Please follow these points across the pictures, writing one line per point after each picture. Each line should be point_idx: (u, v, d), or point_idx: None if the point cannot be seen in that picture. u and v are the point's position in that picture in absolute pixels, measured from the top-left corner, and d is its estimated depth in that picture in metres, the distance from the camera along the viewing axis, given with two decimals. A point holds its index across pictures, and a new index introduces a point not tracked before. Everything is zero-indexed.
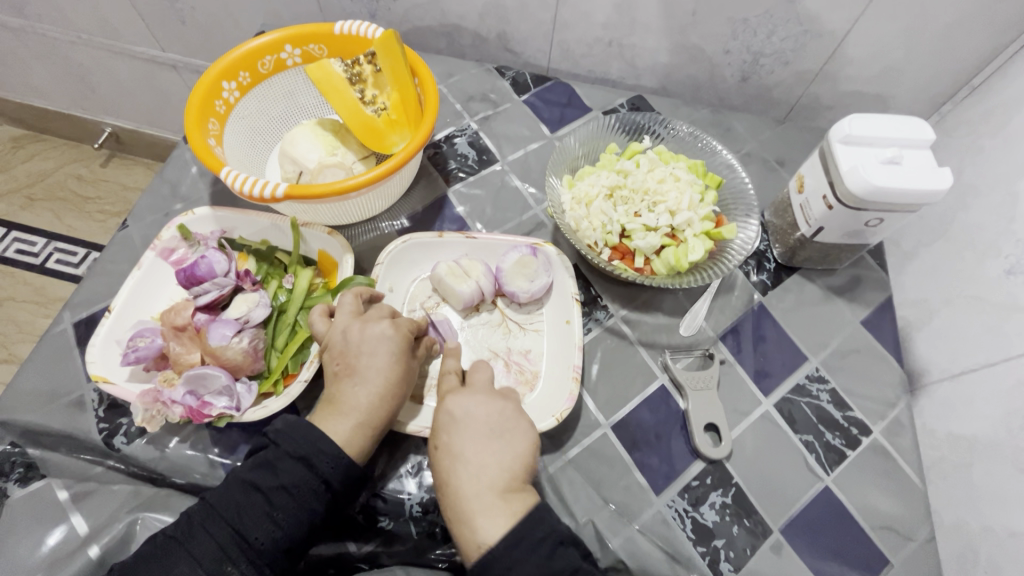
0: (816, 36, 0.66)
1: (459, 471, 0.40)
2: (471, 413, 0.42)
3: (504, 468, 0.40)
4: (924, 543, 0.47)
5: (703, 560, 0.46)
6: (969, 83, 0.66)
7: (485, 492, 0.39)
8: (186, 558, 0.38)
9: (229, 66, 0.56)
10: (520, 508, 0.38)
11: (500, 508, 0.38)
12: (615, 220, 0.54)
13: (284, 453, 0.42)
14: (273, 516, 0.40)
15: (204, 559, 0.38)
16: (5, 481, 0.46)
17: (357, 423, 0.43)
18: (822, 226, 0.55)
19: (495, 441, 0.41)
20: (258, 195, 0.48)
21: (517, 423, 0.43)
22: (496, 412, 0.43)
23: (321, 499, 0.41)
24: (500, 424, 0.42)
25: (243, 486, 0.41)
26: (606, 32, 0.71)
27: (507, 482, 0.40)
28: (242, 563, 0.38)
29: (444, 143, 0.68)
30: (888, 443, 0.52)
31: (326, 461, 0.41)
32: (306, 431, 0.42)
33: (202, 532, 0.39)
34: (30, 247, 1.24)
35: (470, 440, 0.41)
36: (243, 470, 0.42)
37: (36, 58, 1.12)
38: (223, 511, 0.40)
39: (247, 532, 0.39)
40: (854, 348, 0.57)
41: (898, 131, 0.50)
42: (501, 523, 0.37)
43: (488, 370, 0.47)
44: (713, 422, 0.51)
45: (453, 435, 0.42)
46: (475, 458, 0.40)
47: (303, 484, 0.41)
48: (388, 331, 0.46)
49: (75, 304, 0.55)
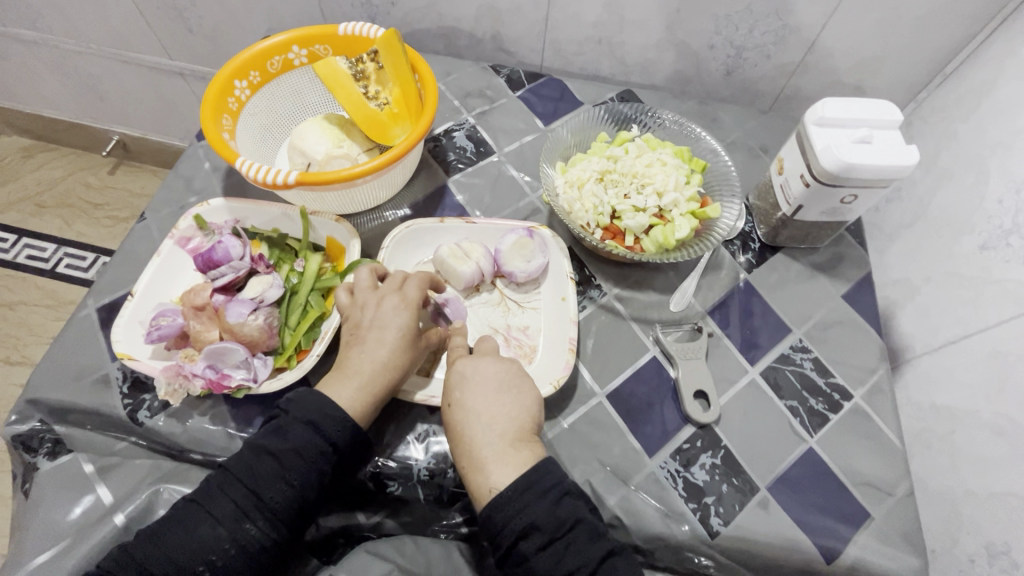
0: (795, 31, 0.70)
1: (472, 424, 0.44)
2: (481, 373, 0.47)
3: (513, 419, 0.45)
4: (903, 498, 0.50)
5: (695, 516, 0.48)
6: (941, 71, 0.70)
7: (497, 441, 0.43)
8: (208, 519, 0.41)
9: (240, 65, 0.60)
10: (529, 457, 0.43)
11: (511, 455, 0.43)
12: (606, 202, 0.57)
13: (293, 419, 0.44)
14: (285, 476, 0.42)
15: (224, 519, 0.41)
16: (36, 455, 0.50)
17: (358, 388, 0.46)
18: (801, 205, 0.58)
19: (504, 395, 0.46)
20: (271, 182, 0.52)
21: (524, 381, 0.48)
22: (502, 372, 0.47)
23: (329, 460, 0.44)
24: (507, 382, 0.47)
25: (255, 451, 0.43)
26: (596, 31, 0.75)
27: (516, 432, 0.44)
28: (260, 520, 0.41)
29: (443, 137, 0.71)
30: (870, 407, 0.55)
31: (332, 424, 0.44)
32: (313, 397, 0.45)
33: (220, 494, 0.42)
34: (40, 252, 1.27)
35: (481, 396, 0.45)
36: (257, 437, 0.44)
37: (48, 69, 1.16)
38: (238, 474, 0.42)
39: (262, 492, 0.42)
40: (836, 321, 0.61)
41: (868, 112, 0.53)
42: (513, 470, 0.42)
43: (494, 341, 0.51)
44: (702, 390, 0.54)
45: (464, 392, 0.46)
46: (487, 411, 0.45)
47: (310, 446, 0.43)
48: (399, 306, 0.49)
49: (98, 291, 0.58)
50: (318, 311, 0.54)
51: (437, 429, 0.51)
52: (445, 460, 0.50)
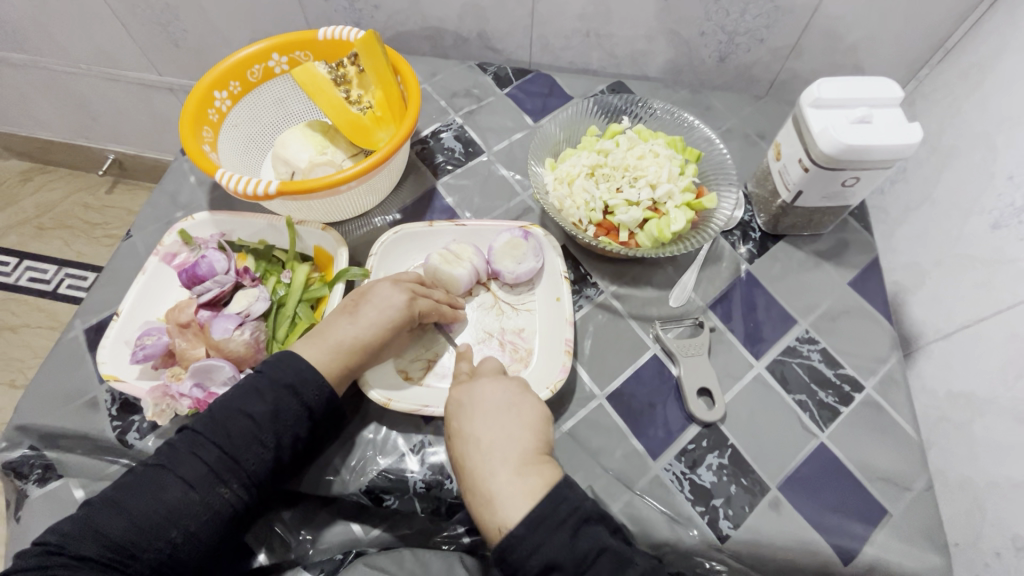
0: (788, 12, 0.67)
1: (473, 453, 0.42)
2: (476, 397, 0.45)
3: (516, 441, 0.42)
4: (922, 492, 0.48)
5: (703, 519, 0.46)
6: (943, 46, 0.67)
7: (503, 470, 0.40)
8: (177, 482, 0.41)
9: (219, 75, 0.59)
10: (537, 484, 0.39)
11: (517, 483, 0.39)
12: (597, 197, 0.55)
13: (269, 383, 0.45)
14: (261, 439, 0.43)
15: (196, 482, 0.41)
16: (25, 482, 0.48)
17: (322, 350, 0.47)
18: (801, 190, 0.56)
19: (504, 418, 0.43)
20: (252, 194, 0.50)
21: (525, 398, 0.45)
22: (500, 391, 0.45)
23: (304, 424, 0.45)
24: (507, 403, 0.44)
25: (229, 413, 0.43)
26: (584, 23, 0.73)
27: (520, 456, 0.41)
28: (234, 484, 0.42)
29: (431, 139, 0.70)
30: (881, 398, 0.53)
31: (311, 389, 0.45)
32: (292, 362, 0.45)
33: (190, 457, 0.42)
34: (41, 274, 1.27)
35: (479, 420, 0.43)
36: (228, 398, 0.44)
37: (40, 91, 1.16)
38: (212, 437, 0.43)
39: (237, 455, 0.42)
40: (843, 309, 0.58)
41: (865, 91, 0.51)
42: (521, 501, 0.39)
43: (496, 360, 0.49)
44: (705, 387, 0.52)
45: (463, 421, 0.44)
46: (487, 436, 0.42)
47: (287, 409, 0.44)
48: (395, 294, 0.49)
49: (86, 312, 0.57)
50: (306, 322, 0.52)
51: (432, 440, 0.50)
52: (441, 471, 0.49)
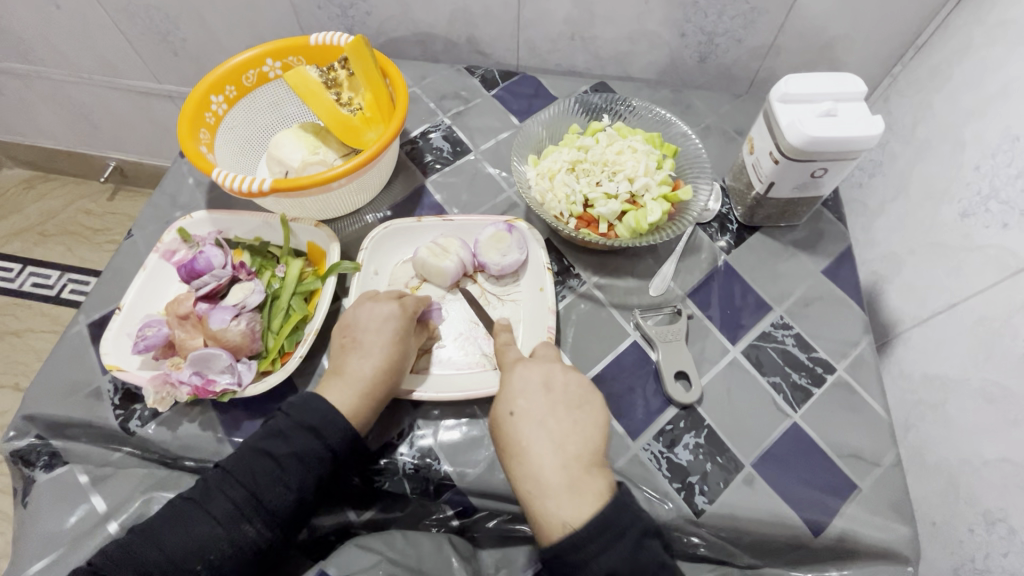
0: (763, 13, 0.70)
1: (540, 441, 0.44)
2: (552, 387, 0.47)
3: (586, 441, 0.45)
4: (890, 467, 0.50)
5: (680, 495, 0.48)
6: (914, 43, 0.70)
7: (571, 465, 0.43)
8: (206, 518, 0.42)
9: (216, 80, 0.61)
10: (603, 485, 0.43)
11: (585, 484, 0.43)
12: (578, 191, 0.58)
13: (295, 424, 0.46)
14: (284, 479, 0.44)
15: (222, 518, 0.42)
16: (33, 468, 0.51)
17: (356, 389, 0.47)
18: (773, 182, 0.58)
19: (578, 416, 0.46)
20: (247, 191, 0.53)
21: (593, 397, 0.47)
22: (574, 390, 0.47)
23: (327, 466, 0.45)
24: (579, 399, 0.47)
25: (257, 452, 0.45)
26: (568, 27, 0.76)
27: (589, 456, 0.44)
28: (257, 522, 0.43)
29: (420, 139, 0.72)
30: (853, 379, 0.55)
31: (335, 431, 0.46)
32: (316, 403, 0.47)
33: (220, 494, 0.43)
34: (45, 280, 1.30)
35: (550, 411, 0.46)
36: (256, 439, 0.46)
37: (44, 101, 1.19)
38: (239, 476, 0.44)
39: (261, 495, 0.43)
40: (817, 296, 0.61)
41: (831, 86, 0.54)
42: (586, 501, 0.42)
43: (551, 347, 0.52)
44: (682, 371, 0.54)
45: (530, 402, 0.46)
46: (556, 428, 0.45)
47: (311, 450, 0.45)
48: (394, 311, 0.51)
49: (89, 308, 0.59)
50: (300, 314, 0.55)
51: (421, 424, 0.52)
52: (430, 453, 0.51)
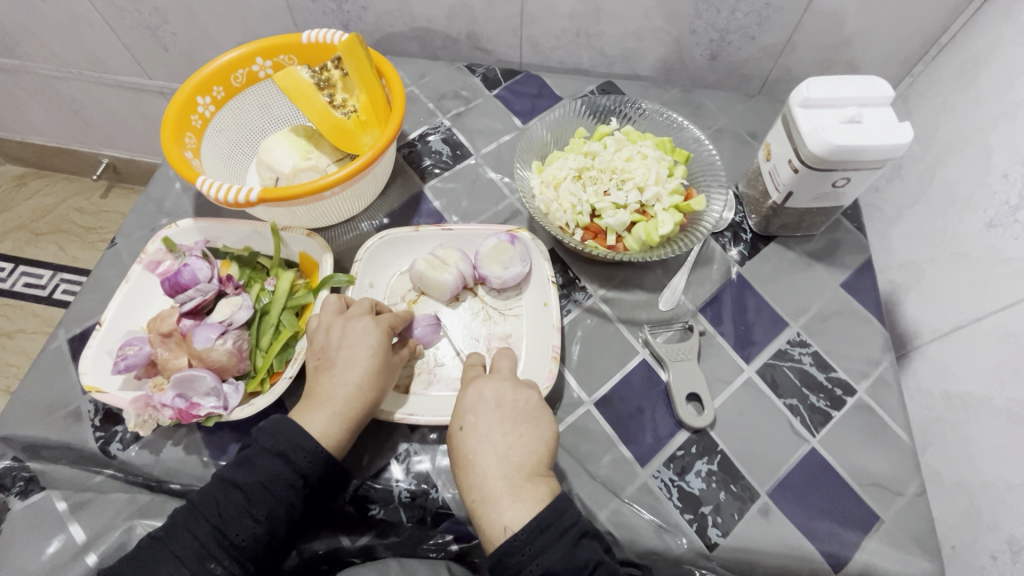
0: (779, 9, 0.66)
1: (485, 453, 0.42)
2: (500, 397, 0.44)
3: (532, 451, 0.42)
4: (915, 497, 0.47)
5: (691, 527, 0.46)
6: (937, 42, 0.66)
7: (512, 474, 0.41)
8: (171, 559, 0.39)
9: (202, 81, 0.58)
10: (546, 492, 0.40)
11: (526, 490, 0.40)
12: (584, 201, 0.54)
13: (262, 450, 0.43)
14: (252, 511, 0.41)
15: (187, 559, 0.39)
16: (6, 494, 0.47)
17: (331, 414, 0.44)
18: (791, 191, 0.55)
19: (523, 426, 0.43)
20: (233, 201, 0.50)
21: (543, 412, 0.44)
22: (523, 401, 0.44)
23: (298, 494, 0.42)
24: (526, 412, 0.44)
25: (223, 484, 0.42)
26: (573, 23, 0.72)
27: (533, 466, 0.41)
28: (225, 560, 0.40)
29: (418, 142, 0.69)
30: (873, 401, 0.52)
31: (302, 456, 0.42)
32: (283, 427, 0.43)
33: (185, 531, 0.40)
34: (37, 279, 1.27)
35: (497, 422, 0.43)
36: (224, 469, 0.43)
37: (32, 96, 1.16)
38: (204, 510, 0.41)
39: (227, 529, 0.40)
40: (835, 311, 0.58)
41: (856, 90, 0.50)
42: (527, 507, 0.39)
43: (512, 359, 0.48)
44: (694, 392, 0.51)
45: (479, 415, 0.43)
46: (502, 440, 0.42)
47: (278, 477, 0.42)
48: (371, 326, 0.47)
49: (69, 321, 0.57)
50: (291, 331, 0.52)
51: (417, 449, 0.49)
52: (427, 481, 0.48)
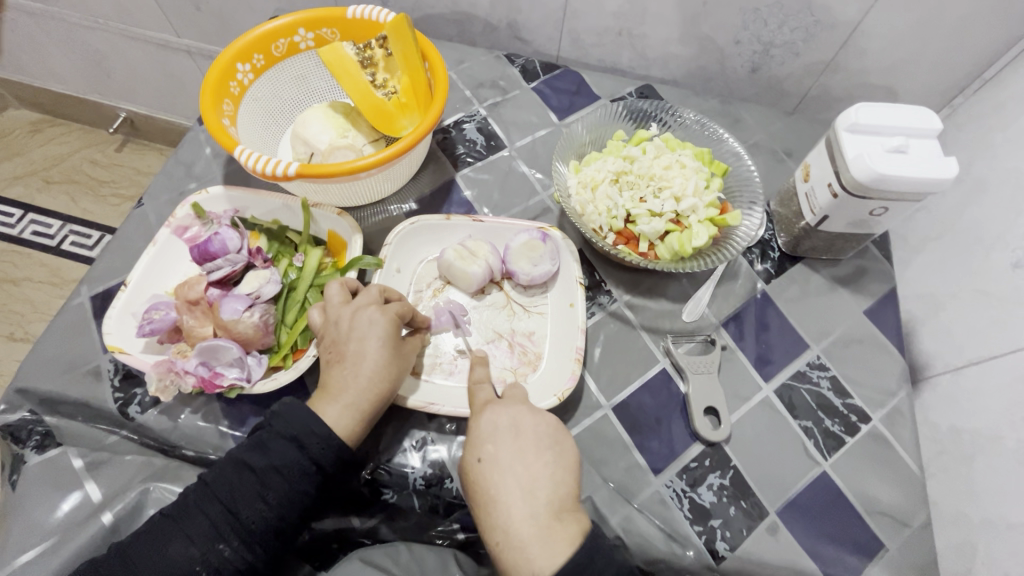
0: (827, 27, 0.65)
1: (508, 488, 0.39)
2: (518, 427, 0.43)
3: (557, 484, 0.40)
4: (920, 529, 0.48)
5: (700, 539, 0.46)
6: (981, 75, 0.64)
7: (541, 511, 0.38)
8: (182, 537, 0.40)
9: (244, 48, 0.57)
10: (576, 531, 0.37)
11: (557, 529, 0.37)
12: (620, 205, 0.55)
13: (276, 434, 0.43)
14: (263, 496, 0.41)
15: (197, 538, 0.40)
16: (23, 447, 0.47)
17: (344, 405, 0.44)
18: (827, 215, 0.55)
19: (545, 454, 0.41)
20: (271, 174, 0.49)
21: (564, 441, 0.43)
22: (542, 426, 0.43)
23: (310, 481, 0.42)
24: (547, 438, 0.42)
25: (237, 466, 0.42)
26: (617, 21, 0.71)
27: (559, 502, 0.39)
28: (234, 541, 0.40)
29: (453, 129, 0.68)
30: (887, 431, 0.53)
31: (316, 443, 0.42)
32: (297, 412, 0.43)
33: (197, 511, 0.41)
34: (45, 229, 1.26)
35: (519, 453, 0.41)
36: (237, 450, 0.43)
37: (53, 42, 1.14)
38: (216, 490, 0.41)
39: (238, 512, 0.41)
40: (857, 338, 0.58)
41: (904, 119, 0.50)
42: (560, 547, 0.36)
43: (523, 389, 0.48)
44: (712, 406, 0.51)
45: (498, 445, 0.41)
46: (525, 471, 0.40)
47: (292, 464, 0.42)
48: (378, 317, 0.46)
49: (93, 279, 0.56)
50: None
51: (434, 438, 0.50)
52: (443, 470, 0.49)
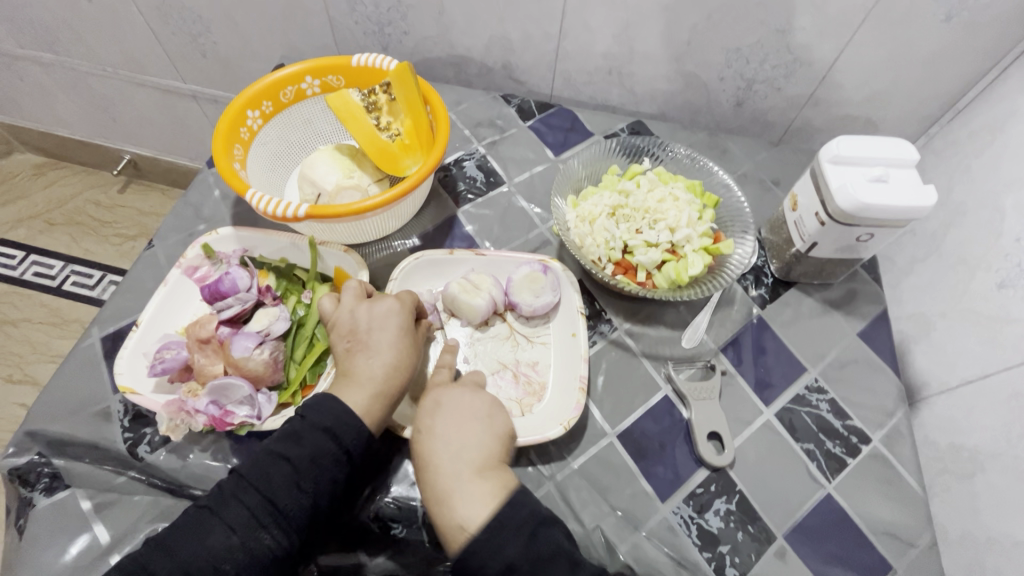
0: (805, 64, 0.69)
1: (441, 453, 0.43)
2: (460, 402, 0.47)
3: (482, 448, 0.44)
4: (926, 549, 0.48)
5: (709, 565, 0.47)
6: (954, 106, 0.68)
7: (463, 471, 0.42)
8: (222, 527, 0.40)
9: (253, 95, 0.60)
10: (496, 485, 0.42)
11: (477, 487, 0.41)
12: (617, 237, 0.57)
13: (311, 425, 0.44)
14: (300, 484, 0.42)
15: (238, 526, 0.40)
16: (31, 490, 0.47)
17: (373, 393, 0.46)
18: (816, 241, 0.57)
19: (477, 423, 0.46)
20: (281, 215, 0.51)
21: (498, 413, 0.47)
22: (478, 402, 0.47)
23: (343, 467, 0.44)
24: (480, 411, 0.46)
25: (272, 456, 0.43)
26: (607, 62, 0.75)
27: (482, 462, 0.43)
28: (274, 529, 0.41)
29: (453, 166, 0.71)
30: (887, 451, 0.53)
31: (350, 433, 0.44)
32: (330, 404, 0.44)
33: (236, 501, 0.41)
34: (47, 269, 1.27)
35: (451, 425, 0.45)
36: (272, 442, 0.44)
37: (62, 90, 1.17)
38: (254, 480, 0.42)
39: (277, 500, 0.41)
40: (852, 359, 0.59)
41: (882, 150, 0.52)
42: (480, 504, 0.41)
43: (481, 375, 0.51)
44: (716, 431, 0.52)
45: (436, 420, 0.45)
46: (456, 440, 0.44)
47: (325, 453, 0.43)
48: (394, 308, 0.50)
49: (104, 319, 0.58)
50: (324, 345, 0.54)
51: None
52: None
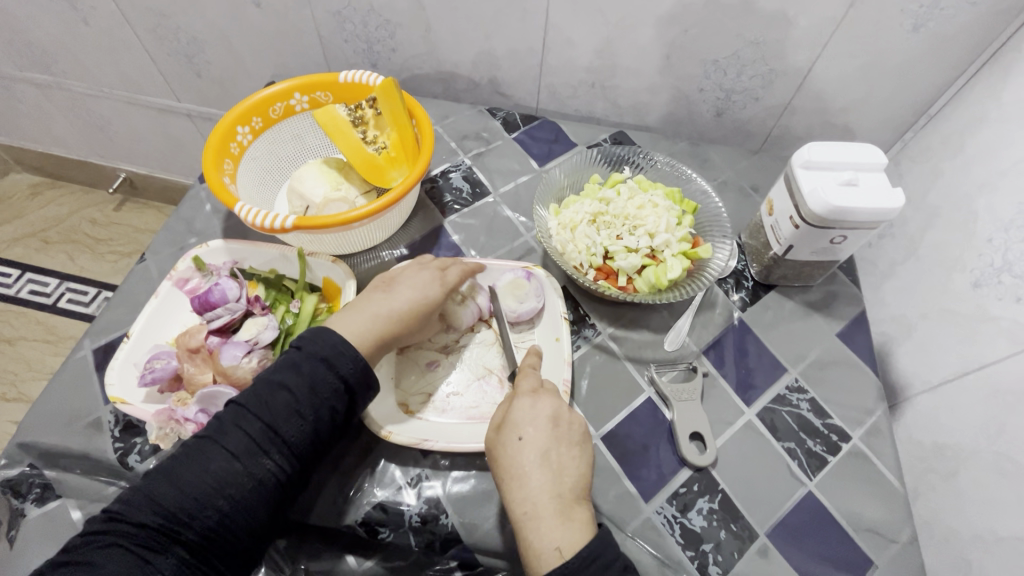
0: (781, 74, 0.71)
1: (539, 469, 0.43)
2: (556, 416, 0.46)
3: (579, 476, 0.44)
4: (908, 544, 0.49)
5: (692, 564, 0.47)
6: (926, 112, 0.70)
7: (563, 494, 0.42)
8: (224, 454, 0.41)
9: (243, 112, 0.62)
10: (587, 515, 0.42)
11: (574, 513, 0.41)
12: (598, 243, 0.58)
13: (309, 355, 0.46)
14: (300, 411, 0.44)
15: (240, 453, 0.42)
16: (23, 501, 0.48)
17: (365, 319, 0.49)
18: (792, 245, 0.59)
19: (575, 448, 0.45)
20: (269, 226, 0.53)
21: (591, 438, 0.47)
22: (576, 423, 0.46)
23: (339, 398, 0.45)
24: (580, 434, 0.46)
25: (270, 385, 0.44)
26: (590, 75, 0.77)
27: (579, 490, 0.43)
28: (276, 455, 0.43)
29: (440, 178, 0.73)
30: (868, 448, 0.54)
31: (346, 362, 0.46)
32: (328, 336, 0.47)
33: (235, 428, 0.43)
34: (42, 287, 1.28)
35: (555, 442, 0.44)
36: (270, 373, 0.45)
37: (60, 110, 1.20)
38: (252, 407, 0.43)
39: (278, 428, 0.43)
40: (832, 359, 0.60)
41: (852, 155, 0.54)
42: (577, 530, 0.40)
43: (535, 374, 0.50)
44: (698, 432, 0.53)
45: (536, 430, 0.45)
46: (556, 459, 0.43)
47: (323, 382, 0.45)
48: (433, 275, 0.54)
49: (96, 332, 0.59)
50: None
51: (429, 474, 0.51)
52: (438, 507, 0.50)
